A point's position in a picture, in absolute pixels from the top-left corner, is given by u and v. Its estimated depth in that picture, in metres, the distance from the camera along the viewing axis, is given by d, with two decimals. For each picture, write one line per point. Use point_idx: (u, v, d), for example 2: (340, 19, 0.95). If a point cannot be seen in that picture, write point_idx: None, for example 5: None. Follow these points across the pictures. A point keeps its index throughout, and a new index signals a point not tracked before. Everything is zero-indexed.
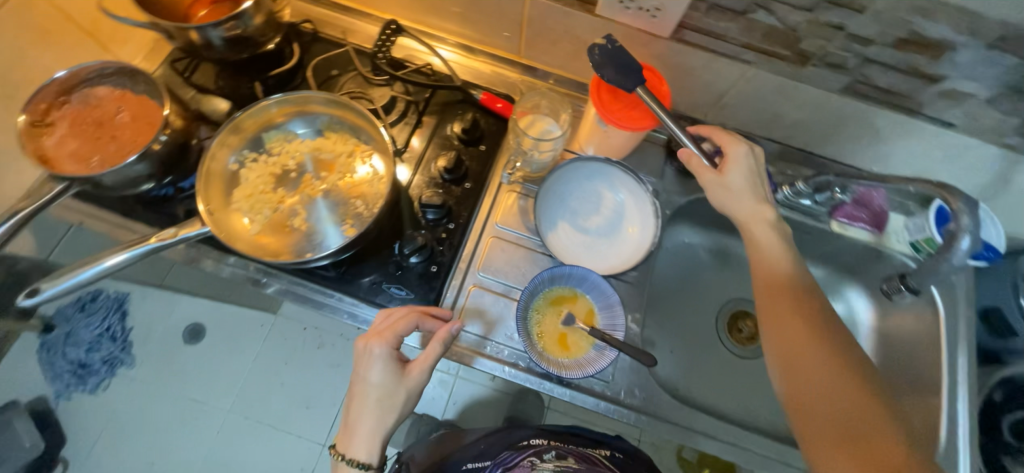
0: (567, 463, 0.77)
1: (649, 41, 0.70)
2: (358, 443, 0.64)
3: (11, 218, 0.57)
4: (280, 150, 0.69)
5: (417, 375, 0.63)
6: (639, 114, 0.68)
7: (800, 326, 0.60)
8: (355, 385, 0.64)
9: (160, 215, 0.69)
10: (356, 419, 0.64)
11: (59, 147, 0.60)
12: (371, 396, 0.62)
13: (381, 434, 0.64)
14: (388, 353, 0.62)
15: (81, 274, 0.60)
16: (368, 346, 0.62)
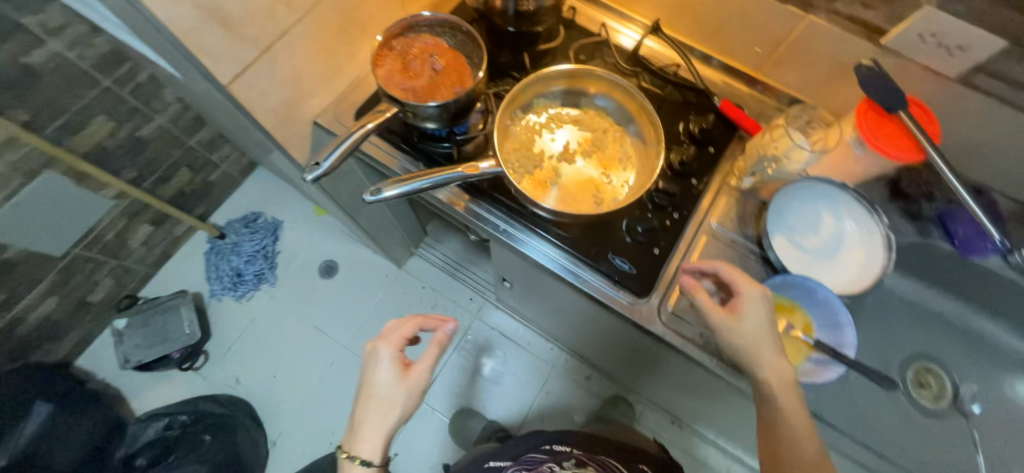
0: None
1: (925, 78, 0.71)
2: (364, 439, 0.72)
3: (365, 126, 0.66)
4: (550, 116, 0.78)
5: (416, 376, 0.74)
6: (905, 145, 0.69)
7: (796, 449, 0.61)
8: (361, 389, 0.75)
9: (431, 152, 0.80)
10: (364, 418, 0.73)
11: (387, 79, 0.71)
12: (377, 398, 0.73)
13: (386, 430, 0.72)
14: (394, 354, 0.75)
15: (406, 187, 0.68)
16: (376, 347, 0.75)
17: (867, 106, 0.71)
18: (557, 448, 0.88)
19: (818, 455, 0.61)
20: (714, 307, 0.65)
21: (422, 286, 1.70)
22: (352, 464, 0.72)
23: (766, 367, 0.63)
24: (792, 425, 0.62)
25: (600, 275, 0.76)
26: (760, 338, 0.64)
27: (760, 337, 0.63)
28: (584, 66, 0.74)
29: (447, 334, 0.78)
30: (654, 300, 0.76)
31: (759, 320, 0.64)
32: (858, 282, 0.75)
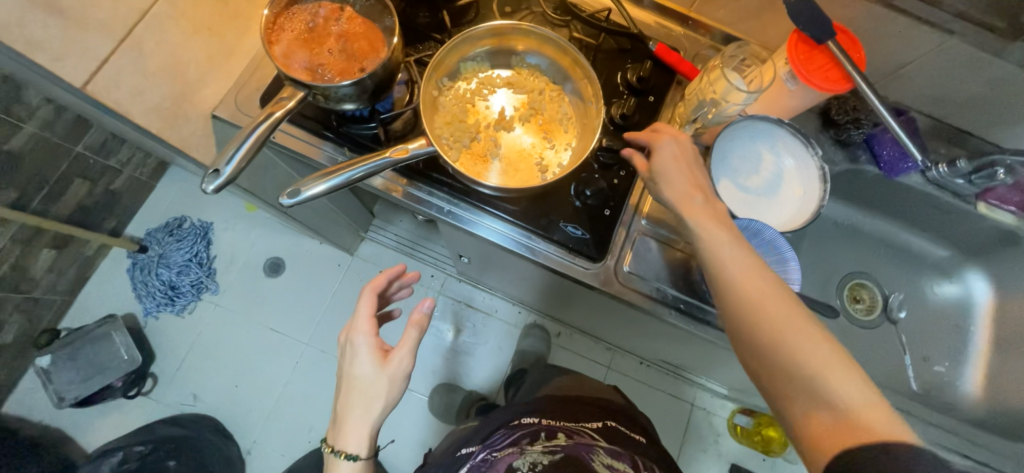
0: (556, 444, 0.77)
1: (850, 2, 0.70)
2: (348, 434, 0.68)
3: (267, 119, 0.57)
4: (480, 81, 0.72)
5: (398, 361, 0.69)
6: (834, 77, 0.69)
7: (755, 292, 0.55)
8: (343, 377, 0.70)
9: (358, 135, 0.72)
10: (347, 407, 0.69)
11: (287, 56, 0.61)
12: (358, 384, 0.68)
13: (369, 420, 0.68)
14: (370, 339, 0.70)
15: (331, 181, 0.61)
16: (350, 338, 0.70)
17: (797, 39, 0.70)
18: (519, 421, 0.86)
19: (788, 316, 0.53)
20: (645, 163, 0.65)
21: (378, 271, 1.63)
22: (337, 459, 0.68)
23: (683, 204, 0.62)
24: (735, 271, 0.57)
25: (554, 244, 0.74)
26: (684, 187, 0.62)
27: (685, 184, 0.62)
28: (508, 22, 0.67)
29: (425, 313, 0.70)
30: (610, 262, 0.75)
31: (682, 164, 0.63)
32: (798, 216, 0.77)
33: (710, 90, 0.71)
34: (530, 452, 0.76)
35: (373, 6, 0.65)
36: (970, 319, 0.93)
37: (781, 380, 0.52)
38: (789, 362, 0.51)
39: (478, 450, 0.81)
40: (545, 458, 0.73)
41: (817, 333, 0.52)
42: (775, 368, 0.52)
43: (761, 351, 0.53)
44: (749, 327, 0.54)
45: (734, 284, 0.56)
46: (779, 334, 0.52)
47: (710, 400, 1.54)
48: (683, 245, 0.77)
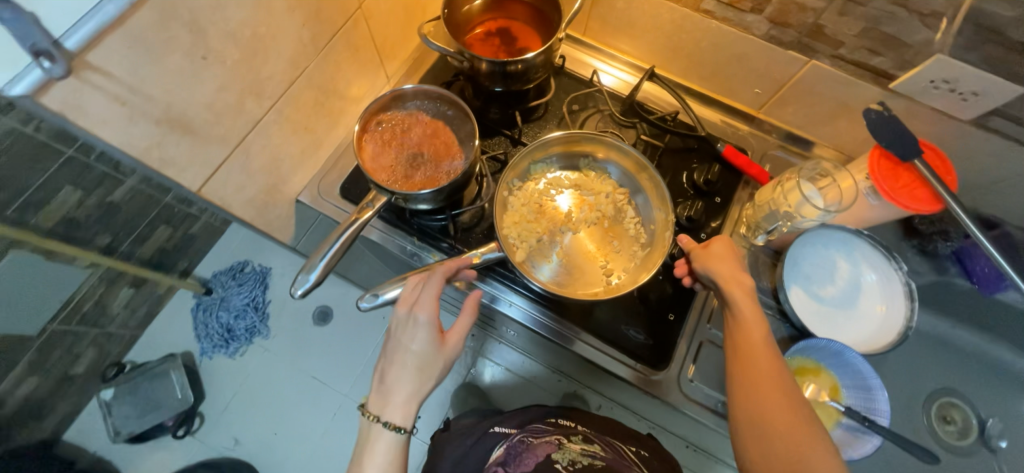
0: (595, 450, 0.73)
1: (937, 120, 0.67)
2: (396, 402, 0.56)
3: (354, 224, 0.60)
4: (549, 180, 0.74)
5: (454, 343, 0.60)
6: (922, 195, 0.65)
7: (774, 397, 0.52)
8: (392, 351, 0.59)
9: (425, 226, 0.75)
10: (396, 381, 0.57)
11: (374, 159, 0.66)
12: (409, 363, 0.57)
13: (418, 398, 0.57)
14: (434, 321, 0.58)
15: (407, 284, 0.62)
16: (409, 311, 0.58)
17: (878, 155, 0.68)
18: (558, 422, 0.83)
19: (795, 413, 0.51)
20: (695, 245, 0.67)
21: None
22: (374, 430, 0.56)
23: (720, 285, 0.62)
24: (766, 371, 0.54)
25: (614, 348, 0.71)
26: (722, 273, 0.62)
27: (727, 271, 0.62)
28: (579, 131, 0.71)
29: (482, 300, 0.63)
30: (674, 370, 0.71)
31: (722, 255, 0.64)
32: (881, 334, 0.72)
33: (787, 206, 0.70)
34: (569, 447, 0.73)
35: (456, 115, 0.70)
36: None
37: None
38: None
39: (516, 433, 0.80)
40: (585, 459, 0.70)
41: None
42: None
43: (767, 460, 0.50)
44: (760, 430, 0.51)
45: (759, 381, 0.54)
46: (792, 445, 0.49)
47: None
48: None
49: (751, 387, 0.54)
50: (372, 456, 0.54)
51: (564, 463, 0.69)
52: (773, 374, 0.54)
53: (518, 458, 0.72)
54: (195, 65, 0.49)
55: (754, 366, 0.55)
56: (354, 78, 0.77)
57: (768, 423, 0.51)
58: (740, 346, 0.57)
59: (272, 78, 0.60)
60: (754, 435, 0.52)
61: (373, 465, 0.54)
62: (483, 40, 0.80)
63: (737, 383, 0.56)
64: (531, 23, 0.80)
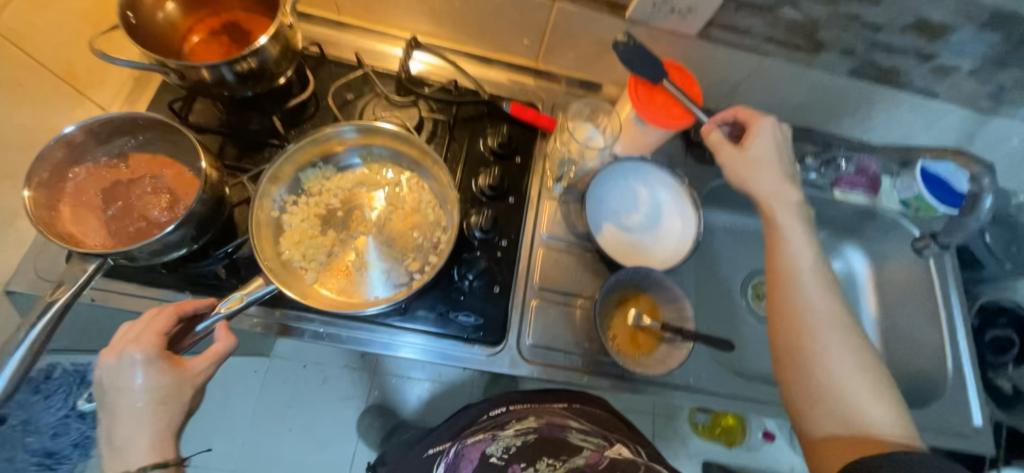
0: (528, 426, 0.70)
1: (674, 40, 0.73)
2: (139, 444, 0.43)
3: (47, 312, 0.47)
4: (324, 186, 0.65)
5: (205, 363, 0.47)
6: (678, 112, 0.70)
7: (809, 324, 0.57)
8: (107, 409, 0.43)
9: (192, 276, 0.62)
10: (127, 433, 0.43)
11: (79, 221, 0.53)
12: (138, 408, 0.43)
13: (170, 435, 0.44)
14: (153, 349, 0.44)
15: None
16: (121, 353, 0.44)
17: (635, 82, 0.71)
18: (485, 417, 0.72)
19: (813, 270, 0.60)
20: (726, 144, 0.68)
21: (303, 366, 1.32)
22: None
23: (761, 179, 0.65)
24: (813, 285, 0.59)
25: (449, 338, 0.68)
26: (762, 144, 0.67)
27: (768, 174, 0.66)
28: (337, 125, 0.63)
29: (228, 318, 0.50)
30: (511, 341, 0.70)
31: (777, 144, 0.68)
32: (683, 246, 0.78)
33: (570, 154, 0.72)
34: (502, 435, 0.69)
35: (181, 140, 0.58)
36: (860, 294, 0.97)
37: (845, 396, 0.53)
38: (854, 393, 0.53)
39: (447, 446, 0.70)
40: (518, 440, 0.68)
41: (876, 371, 0.55)
42: (847, 379, 0.54)
43: (866, 364, 0.55)
44: (822, 336, 0.56)
45: (816, 319, 0.57)
46: (837, 373, 0.54)
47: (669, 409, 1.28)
48: (581, 301, 0.74)
49: (796, 305, 0.58)
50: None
51: (499, 453, 0.68)
52: (818, 295, 0.59)
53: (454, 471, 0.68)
54: None
55: (813, 289, 0.59)
56: (36, 120, 0.60)
57: (818, 366, 0.55)
58: (783, 241, 0.62)
59: None
60: (781, 312, 0.59)
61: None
62: (209, 38, 0.67)
63: (782, 309, 0.59)
64: (256, 8, 0.68)
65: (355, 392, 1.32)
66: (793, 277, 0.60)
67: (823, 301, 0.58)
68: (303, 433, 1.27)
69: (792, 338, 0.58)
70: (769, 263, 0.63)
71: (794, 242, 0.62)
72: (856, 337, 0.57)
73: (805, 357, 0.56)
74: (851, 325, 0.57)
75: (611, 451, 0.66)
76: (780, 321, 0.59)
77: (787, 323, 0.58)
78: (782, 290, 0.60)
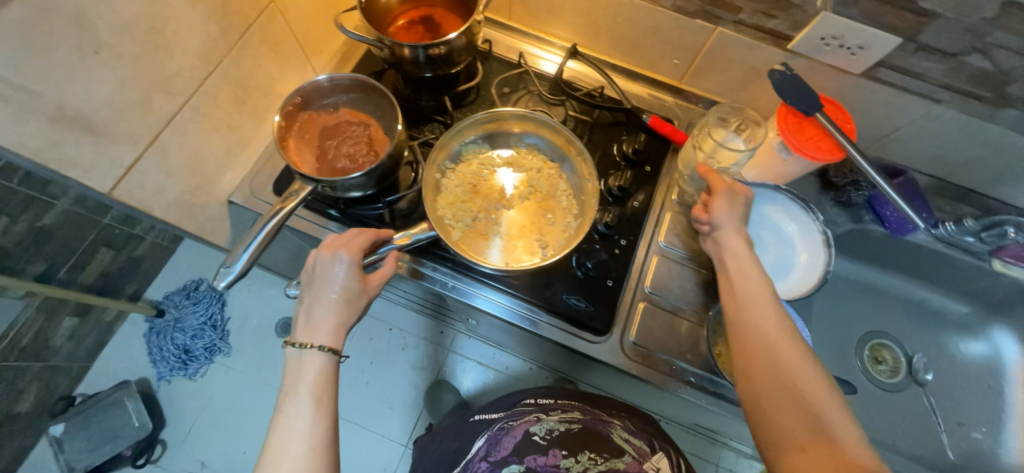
0: (571, 416, 0.78)
1: (835, 76, 0.72)
2: (324, 327, 0.56)
3: (277, 213, 0.61)
4: (479, 160, 0.75)
5: (379, 284, 0.61)
6: (826, 146, 0.70)
7: (777, 361, 0.56)
8: (311, 293, 0.58)
9: (362, 216, 0.75)
10: (320, 315, 0.57)
11: (303, 154, 0.67)
12: (332, 299, 0.57)
13: (344, 329, 0.58)
14: (356, 261, 0.58)
15: None
16: (333, 253, 0.57)
17: (786, 112, 0.72)
18: (538, 402, 0.86)
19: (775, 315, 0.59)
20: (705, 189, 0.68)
21: (388, 328, 1.45)
22: (302, 352, 0.55)
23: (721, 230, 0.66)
24: (770, 318, 0.59)
25: (558, 318, 0.73)
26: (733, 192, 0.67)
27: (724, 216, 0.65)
28: (503, 109, 0.73)
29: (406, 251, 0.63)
30: (616, 334, 0.73)
31: (736, 189, 0.66)
32: (805, 281, 0.75)
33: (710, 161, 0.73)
34: (546, 420, 0.76)
35: (382, 103, 0.71)
36: (1005, 383, 0.87)
37: (818, 425, 0.52)
38: (827, 420, 0.52)
39: (499, 417, 0.84)
40: (562, 426, 0.74)
41: (837, 397, 0.54)
42: (820, 410, 0.53)
43: (833, 392, 0.54)
44: (787, 371, 0.55)
45: (780, 352, 0.57)
46: (807, 401, 0.53)
47: (734, 457, 1.24)
48: (688, 314, 0.76)
49: (754, 342, 0.58)
50: (303, 394, 0.54)
51: (541, 433, 0.73)
52: (778, 326, 0.59)
53: (496, 442, 0.75)
54: (84, 60, 0.47)
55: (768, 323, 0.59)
56: (277, 74, 0.76)
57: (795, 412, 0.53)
58: (737, 278, 0.63)
59: (180, 74, 0.59)
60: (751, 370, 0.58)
61: (305, 404, 0.53)
62: (409, 25, 0.80)
63: (747, 358, 0.58)
64: (452, 9, 0.81)
65: (429, 363, 1.42)
66: (752, 313, 0.60)
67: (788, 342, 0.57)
68: (378, 389, 1.39)
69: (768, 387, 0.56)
70: (732, 305, 0.63)
71: (751, 277, 0.62)
72: (813, 364, 0.56)
73: (769, 402, 0.55)
74: (805, 349, 0.58)
75: (649, 463, 0.68)
76: (739, 365, 0.59)
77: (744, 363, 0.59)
78: (738, 330, 0.60)
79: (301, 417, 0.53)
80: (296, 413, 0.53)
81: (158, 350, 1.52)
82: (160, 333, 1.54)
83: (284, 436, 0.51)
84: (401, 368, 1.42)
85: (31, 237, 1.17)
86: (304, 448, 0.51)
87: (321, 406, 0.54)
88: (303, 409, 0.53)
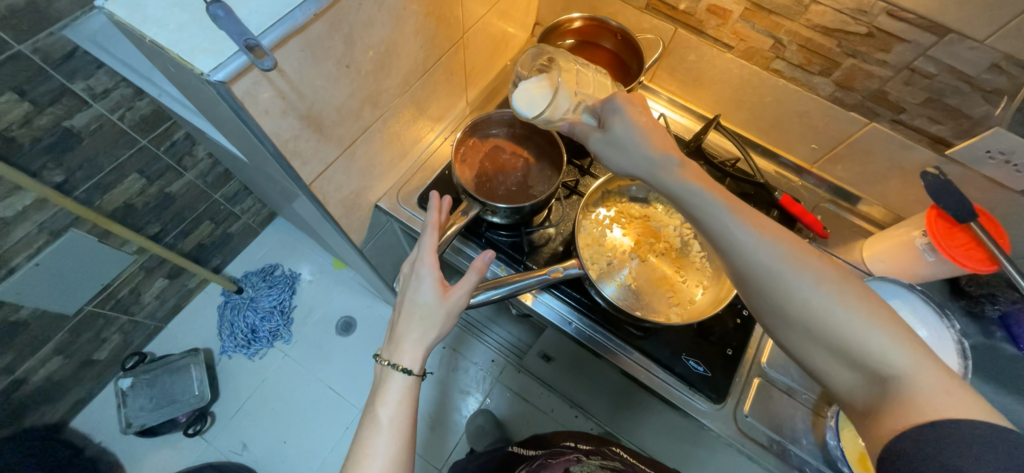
0: (614, 465, 0.78)
1: (990, 188, 0.72)
2: (405, 345, 0.62)
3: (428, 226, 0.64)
4: (617, 209, 0.79)
5: (456, 297, 0.62)
6: (975, 256, 0.69)
7: (760, 276, 0.44)
8: (401, 302, 0.64)
9: (502, 243, 0.79)
10: (403, 331, 0.62)
11: (468, 178, 0.75)
12: (416, 315, 0.62)
13: (423, 345, 0.62)
14: (433, 275, 0.62)
15: (478, 296, 0.65)
16: (413, 266, 0.63)
17: (936, 214, 0.72)
18: (579, 446, 0.87)
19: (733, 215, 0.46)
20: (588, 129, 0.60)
21: (440, 347, 1.47)
22: (391, 371, 0.61)
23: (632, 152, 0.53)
24: (753, 245, 0.45)
25: (673, 376, 0.74)
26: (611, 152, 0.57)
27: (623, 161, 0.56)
28: None
29: (488, 260, 0.63)
30: (731, 404, 0.73)
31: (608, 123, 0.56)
32: None
33: (551, 72, 0.67)
34: (586, 463, 0.77)
35: (546, 143, 0.79)
36: None
37: (860, 361, 0.41)
38: (876, 352, 0.40)
39: (539, 456, 0.84)
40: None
41: (870, 298, 0.42)
42: (866, 343, 0.40)
43: (874, 307, 0.41)
44: (798, 312, 0.43)
45: (782, 288, 0.43)
46: (840, 337, 0.41)
47: None
48: (803, 397, 0.74)
49: (748, 285, 0.46)
50: (385, 401, 0.60)
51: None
52: (757, 247, 0.45)
53: None
54: (339, 72, 0.55)
55: (753, 251, 0.45)
56: (443, 100, 0.84)
57: (806, 325, 0.43)
58: (691, 207, 0.49)
59: (388, 91, 0.66)
60: (746, 288, 0.47)
61: (385, 410, 0.60)
62: None
63: (737, 281, 0.47)
64: (608, 66, 0.87)
65: (478, 389, 1.42)
66: (726, 246, 0.46)
67: (761, 249, 0.44)
68: (426, 406, 1.39)
69: (767, 306, 0.45)
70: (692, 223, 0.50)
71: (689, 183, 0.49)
72: (835, 281, 0.42)
73: (788, 337, 0.45)
74: (810, 254, 0.44)
75: None
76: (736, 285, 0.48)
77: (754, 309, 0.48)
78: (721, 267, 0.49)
79: (385, 434, 0.58)
80: (378, 415, 0.60)
81: (225, 323, 1.50)
82: (233, 307, 1.52)
83: (365, 433, 0.59)
84: (451, 390, 1.42)
85: (157, 201, 1.19)
86: (380, 451, 0.57)
87: (399, 416, 0.60)
88: (387, 427, 0.59)
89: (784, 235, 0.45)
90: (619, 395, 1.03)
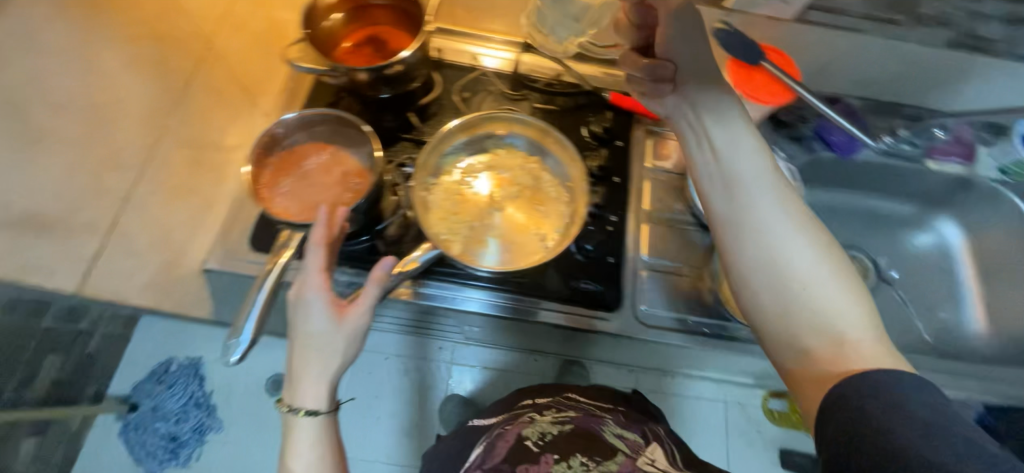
0: (566, 415, 0.77)
1: (768, 24, 0.80)
2: (306, 386, 0.55)
3: (270, 272, 0.57)
4: (461, 171, 0.76)
5: (355, 318, 0.56)
6: (773, 90, 0.75)
7: (760, 233, 0.47)
8: (293, 335, 0.57)
9: (358, 251, 0.73)
10: (301, 370, 0.56)
11: (282, 201, 0.66)
12: (312, 348, 0.55)
13: (326, 380, 0.56)
14: (326, 298, 0.55)
15: None
16: (300, 293, 0.56)
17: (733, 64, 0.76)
18: (534, 402, 0.84)
19: (776, 176, 0.50)
20: None
21: None
22: (296, 418, 0.55)
23: None
24: (772, 203, 0.48)
25: (569, 305, 0.75)
26: None
27: None
28: (475, 116, 0.74)
29: (387, 268, 0.58)
30: (628, 306, 0.76)
31: None
32: None
33: None
34: (541, 422, 0.76)
35: (354, 133, 0.71)
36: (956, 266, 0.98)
37: (826, 322, 0.44)
38: (837, 315, 0.44)
39: (497, 423, 0.80)
40: (554, 428, 0.74)
41: (849, 278, 0.47)
42: (831, 308, 0.44)
43: (848, 283, 0.46)
44: (788, 266, 0.46)
45: (779, 243, 0.47)
46: (815, 294, 0.45)
47: None
48: (689, 271, 0.80)
49: (743, 235, 0.48)
50: (297, 453, 0.55)
51: (535, 437, 0.72)
52: (772, 207, 0.48)
53: (491, 448, 0.73)
54: None
55: (765, 208, 0.48)
56: None
57: (791, 284, 0.45)
58: (749, 163, 0.51)
59: None
60: (733, 243, 0.49)
61: (300, 462, 0.55)
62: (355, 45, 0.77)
63: (734, 235, 0.49)
64: (396, 22, 0.79)
65: None
66: (751, 197, 0.49)
67: (777, 207, 0.48)
68: None
69: (755, 260, 0.47)
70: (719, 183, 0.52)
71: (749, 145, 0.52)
72: (823, 251, 0.47)
73: (764, 298, 0.46)
74: (814, 229, 0.48)
75: (645, 455, 0.71)
76: (726, 243, 0.49)
77: (730, 267, 0.49)
78: (726, 221, 0.50)
79: None
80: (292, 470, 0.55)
81: None
82: None
83: None
84: None
85: None
86: None
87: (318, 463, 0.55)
88: None
89: (795, 202, 0.50)
90: (559, 343, 0.98)
